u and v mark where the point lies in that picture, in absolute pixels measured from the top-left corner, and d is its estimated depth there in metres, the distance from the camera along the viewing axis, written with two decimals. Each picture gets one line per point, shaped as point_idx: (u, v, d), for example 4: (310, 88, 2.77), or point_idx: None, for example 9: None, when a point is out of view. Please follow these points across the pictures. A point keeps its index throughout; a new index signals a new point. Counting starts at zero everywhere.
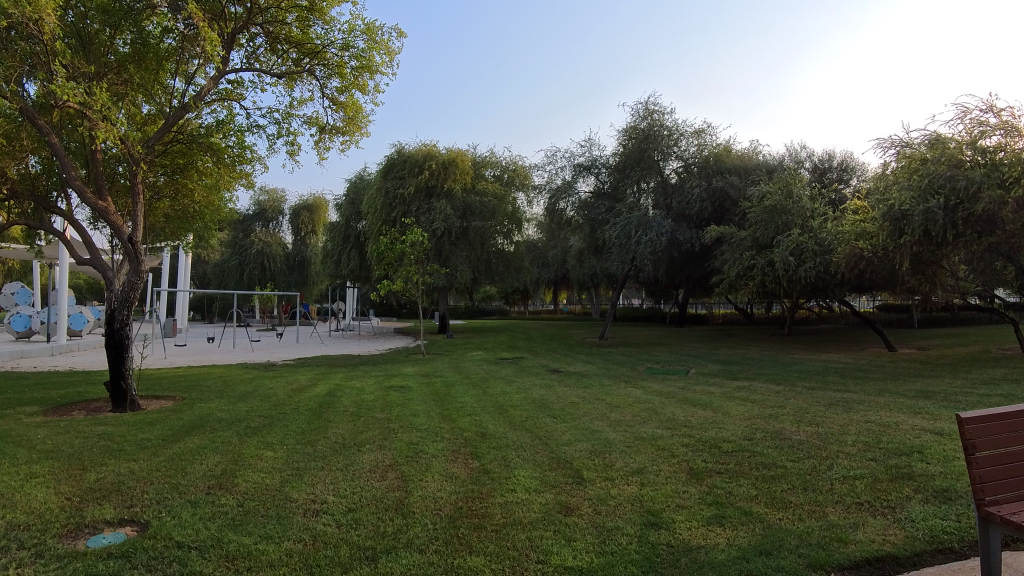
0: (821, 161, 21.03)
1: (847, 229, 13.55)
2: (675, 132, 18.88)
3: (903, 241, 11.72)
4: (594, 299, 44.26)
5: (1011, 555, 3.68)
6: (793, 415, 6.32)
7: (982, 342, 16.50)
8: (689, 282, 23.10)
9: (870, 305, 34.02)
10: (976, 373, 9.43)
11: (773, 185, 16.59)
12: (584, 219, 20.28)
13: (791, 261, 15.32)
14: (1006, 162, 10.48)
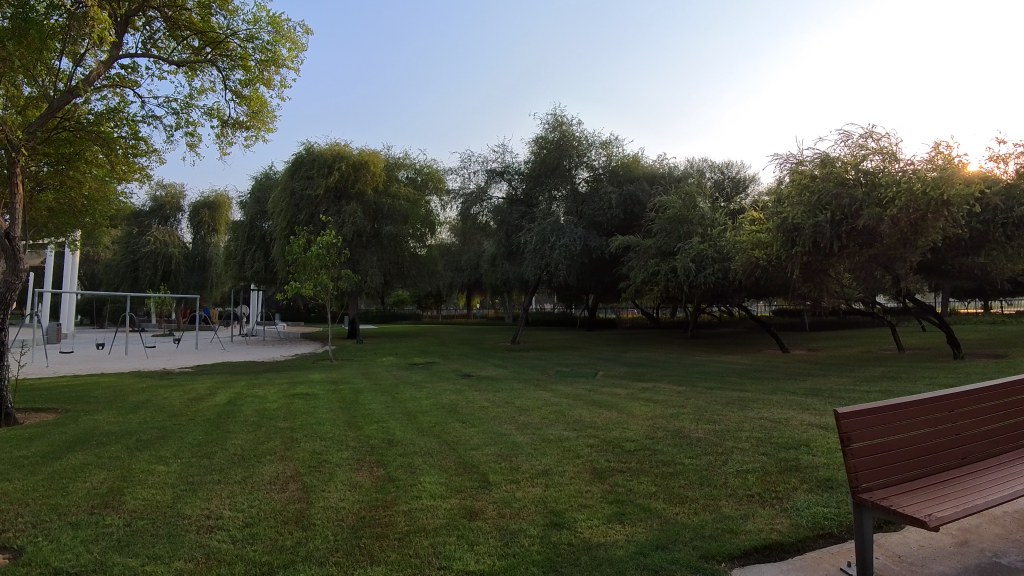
0: (722, 175, 22.05)
1: (745, 239, 14.28)
2: (585, 143, 19.41)
3: (794, 251, 12.48)
4: (508, 304, 44.61)
5: (883, 536, 3.99)
6: (692, 414, 6.48)
7: (864, 345, 17.81)
8: (600, 288, 23.68)
9: (765, 310, 36.22)
10: (857, 372, 10.10)
11: (677, 194, 17.29)
12: (499, 224, 20.39)
13: (692, 267, 16.02)
14: (884, 183, 11.39)
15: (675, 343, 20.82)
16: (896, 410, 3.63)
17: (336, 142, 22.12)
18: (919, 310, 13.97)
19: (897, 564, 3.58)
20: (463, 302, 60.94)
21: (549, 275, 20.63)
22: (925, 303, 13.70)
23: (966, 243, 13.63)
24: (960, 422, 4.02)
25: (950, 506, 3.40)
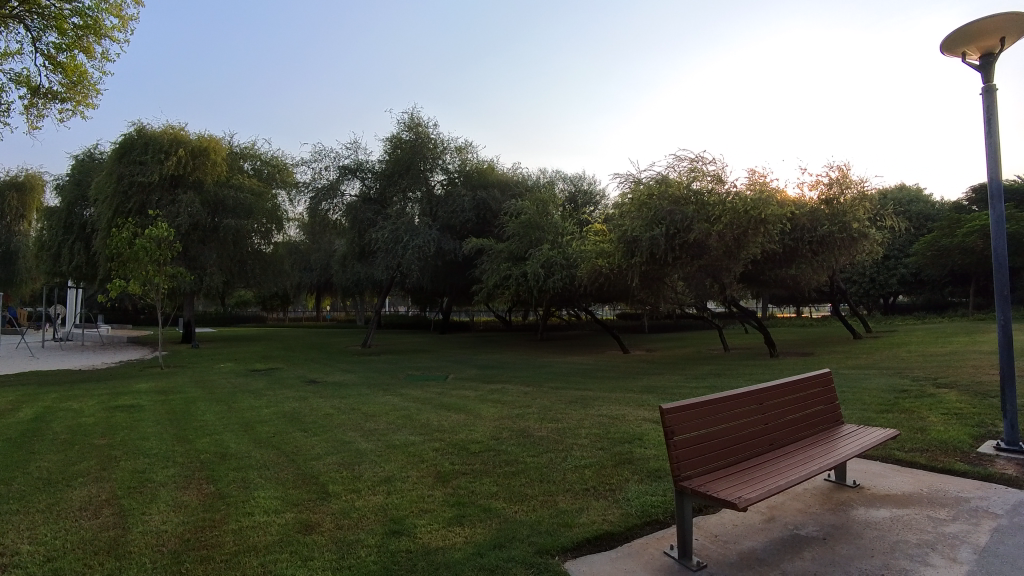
0: (574, 187, 23.48)
1: (589, 249, 15.05)
2: (441, 146, 19.58)
3: (634, 261, 13.33)
4: (361, 307, 43.40)
5: (703, 519, 4.35)
6: (537, 413, 6.57)
7: (694, 345, 19.35)
8: (454, 290, 23.85)
9: (610, 315, 38.40)
10: (688, 370, 10.88)
11: (530, 201, 17.84)
12: (351, 224, 19.82)
13: (542, 273, 16.52)
14: (712, 203, 12.53)
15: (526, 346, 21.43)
16: (713, 403, 3.88)
17: (173, 124, 20.28)
18: (742, 314, 15.43)
19: (714, 543, 3.94)
20: (314, 304, 58.38)
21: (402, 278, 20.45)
22: (747, 308, 15.13)
23: (780, 257, 15.24)
24: (768, 412, 4.38)
25: (758, 488, 3.65)
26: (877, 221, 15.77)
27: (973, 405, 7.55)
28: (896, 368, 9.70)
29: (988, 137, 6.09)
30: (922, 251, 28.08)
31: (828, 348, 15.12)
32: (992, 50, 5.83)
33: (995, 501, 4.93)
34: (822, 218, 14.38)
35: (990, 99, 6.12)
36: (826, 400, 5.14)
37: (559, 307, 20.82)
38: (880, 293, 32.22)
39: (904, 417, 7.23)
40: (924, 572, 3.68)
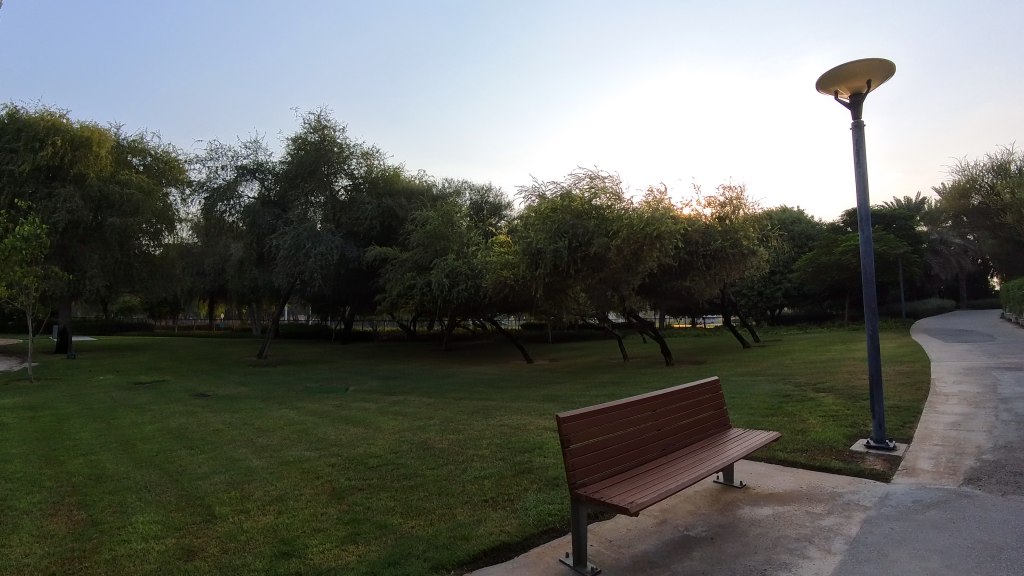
0: (480, 198, 23.73)
1: (494, 259, 15.21)
2: (346, 150, 19.12)
3: (538, 273, 13.55)
4: (259, 315, 41.42)
5: (598, 525, 4.43)
6: (438, 425, 6.52)
7: (595, 354, 19.90)
8: (356, 298, 23.36)
9: (515, 324, 38.86)
10: (588, 378, 11.16)
11: (435, 211, 17.84)
12: (248, 227, 18.82)
13: (446, 283, 16.58)
14: (612, 218, 13.04)
15: (430, 356, 21.27)
16: (608, 411, 3.97)
17: (50, 111, 18.61)
18: (640, 324, 16.03)
19: (608, 548, 4.01)
20: (207, 312, 55.23)
21: (300, 285, 19.87)
22: (645, 318, 15.74)
23: (676, 270, 15.99)
24: (661, 419, 4.54)
25: (649, 493, 3.75)
26: (764, 239, 16.92)
27: (847, 407, 8.19)
28: (780, 374, 10.38)
29: (857, 166, 6.68)
30: (803, 267, 30.43)
31: (718, 356, 16.01)
32: (861, 90, 6.40)
33: (864, 495, 5.34)
34: (714, 234, 15.27)
35: (859, 133, 6.70)
36: (714, 406, 5.39)
37: (464, 317, 20.90)
38: (767, 305, 34.59)
39: (785, 420, 7.75)
40: (801, 563, 3.92)
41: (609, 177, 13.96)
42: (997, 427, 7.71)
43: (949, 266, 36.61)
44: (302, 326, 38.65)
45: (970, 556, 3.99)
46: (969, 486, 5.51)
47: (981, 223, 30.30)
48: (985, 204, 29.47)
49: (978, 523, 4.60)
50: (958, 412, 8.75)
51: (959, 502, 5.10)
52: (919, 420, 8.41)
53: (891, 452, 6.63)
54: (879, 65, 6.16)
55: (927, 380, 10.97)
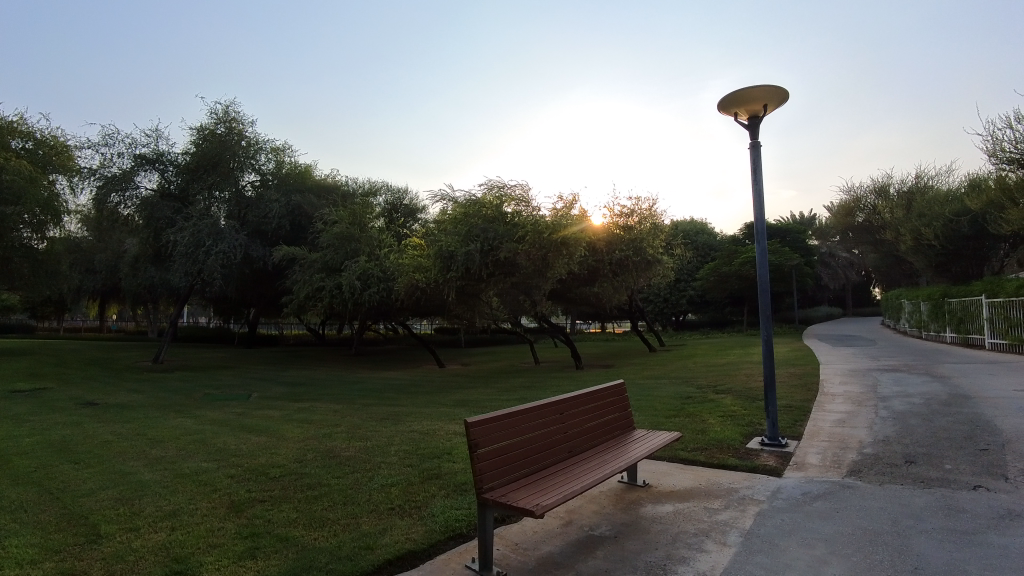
0: (395, 200, 23.60)
1: (406, 262, 15.14)
2: (255, 144, 18.43)
3: (449, 275, 13.61)
4: (154, 318, 38.98)
5: (504, 529, 4.49)
6: (346, 433, 6.40)
7: (506, 359, 20.09)
8: (261, 300, 22.49)
9: (428, 329, 38.63)
10: (501, 383, 11.26)
11: (345, 212, 17.52)
12: (145, 221, 17.72)
13: (357, 285, 16.34)
14: (522, 223, 13.32)
15: (339, 361, 20.80)
16: (515, 416, 4.01)
17: None
18: (551, 329, 16.37)
19: (514, 551, 4.06)
20: (95, 313, 51.44)
21: (201, 284, 18.90)
22: (556, 323, 16.08)
23: (586, 277, 16.43)
24: (567, 421, 4.65)
25: (554, 495, 3.82)
26: (669, 249, 17.72)
27: (744, 407, 8.68)
28: (684, 376, 10.88)
29: (754, 183, 7.12)
30: (706, 275, 32.08)
31: (626, 361, 16.55)
32: (758, 113, 6.83)
33: (757, 489, 5.68)
34: (622, 243, 15.86)
35: (756, 153, 7.14)
36: (620, 409, 5.59)
37: (375, 321, 20.54)
38: (672, 310, 36.17)
39: (687, 420, 8.14)
40: (699, 557, 4.12)
41: (521, 183, 14.24)
42: (876, 424, 8.41)
43: (836, 278, 39.65)
44: (203, 329, 36.76)
45: (850, 542, 4.35)
46: (851, 478, 5.98)
47: (863, 238, 33.07)
48: (868, 221, 32.19)
49: (858, 511, 5.01)
50: (842, 410, 9.48)
51: (842, 493, 5.53)
52: (809, 418, 9.05)
53: (783, 448, 7.09)
54: (774, 91, 6.60)
55: (815, 382, 11.81)
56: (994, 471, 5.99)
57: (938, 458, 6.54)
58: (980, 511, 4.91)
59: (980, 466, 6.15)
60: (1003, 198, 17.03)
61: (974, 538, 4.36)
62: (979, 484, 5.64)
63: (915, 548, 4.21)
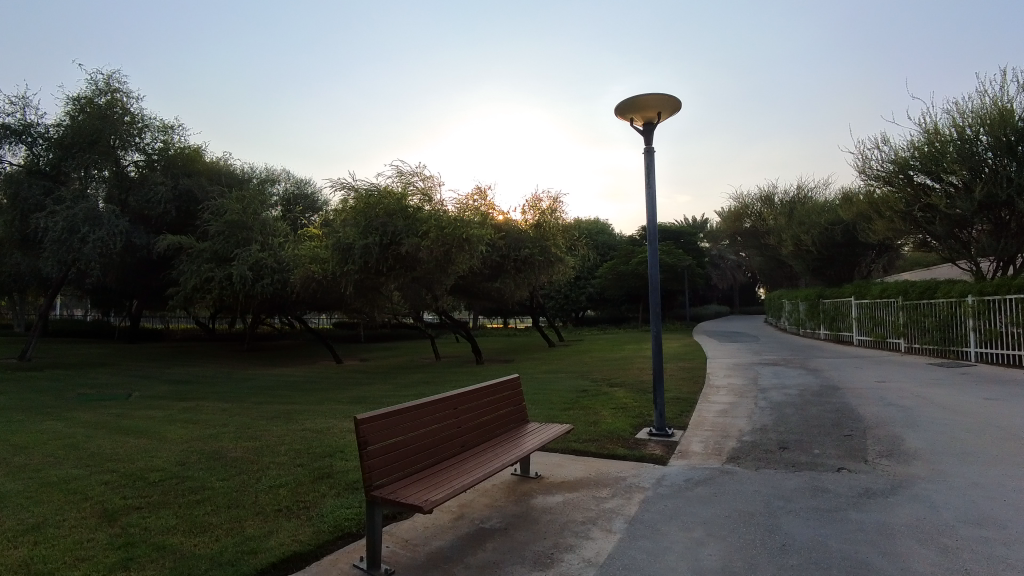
0: (293, 190, 22.96)
1: (303, 252, 14.95)
2: (139, 122, 17.22)
3: (348, 268, 13.47)
4: (18, 309, 35.49)
5: (395, 526, 4.57)
6: (234, 432, 6.22)
7: (408, 355, 20.10)
8: (145, 292, 21.15)
9: (327, 324, 37.66)
10: (399, 379, 11.26)
11: (236, 197, 16.90)
12: (9, 201, 16.13)
13: (248, 276, 15.86)
14: (424, 217, 13.39)
15: (232, 358, 20.01)
16: (406, 413, 4.10)
17: None
18: (453, 325, 16.54)
19: (404, 548, 4.16)
20: None
21: (75, 273, 17.54)
22: (456, 319, 16.27)
23: (488, 273, 16.61)
24: (460, 417, 4.79)
25: (444, 490, 3.94)
26: (571, 248, 18.32)
27: (635, 400, 9.19)
28: (580, 371, 11.32)
29: (648, 186, 7.51)
30: (606, 274, 33.33)
31: (526, 357, 16.95)
32: (652, 120, 7.19)
33: (644, 478, 6.06)
34: (526, 240, 16.25)
35: (650, 158, 7.54)
36: (514, 403, 5.81)
37: (269, 314, 19.95)
38: (573, 306, 37.34)
39: (581, 413, 8.50)
40: (586, 544, 4.38)
41: (426, 176, 14.30)
42: (755, 413, 9.14)
43: (725, 278, 42.32)
44: (75, 322, 33.94)
45: (725, 524, 4.75)
46: (730, 464, 6.51)
47: (750, 243, 35.52)
48: (754, 227, 34.56)
49: (733, 495, 5.48)
50: (726, 401, 10.22)
51: (720, 479, 6.00)
52: (695, 409, 9.70)
53: (669, 438, 7.58)
54: (667, 100, 6.99)
55: (702, 375, 12.63)
56: (855, 454, 6.70)
57: (808, 444, 7.23)
58: (841, 490, 5.50)
59: (844, 450, 6.86)
60: (870, 211, 18.85)
61: (833, 515, 4.89)
62: (842, 465, 6.30)
63: (782, 526, 4.67)
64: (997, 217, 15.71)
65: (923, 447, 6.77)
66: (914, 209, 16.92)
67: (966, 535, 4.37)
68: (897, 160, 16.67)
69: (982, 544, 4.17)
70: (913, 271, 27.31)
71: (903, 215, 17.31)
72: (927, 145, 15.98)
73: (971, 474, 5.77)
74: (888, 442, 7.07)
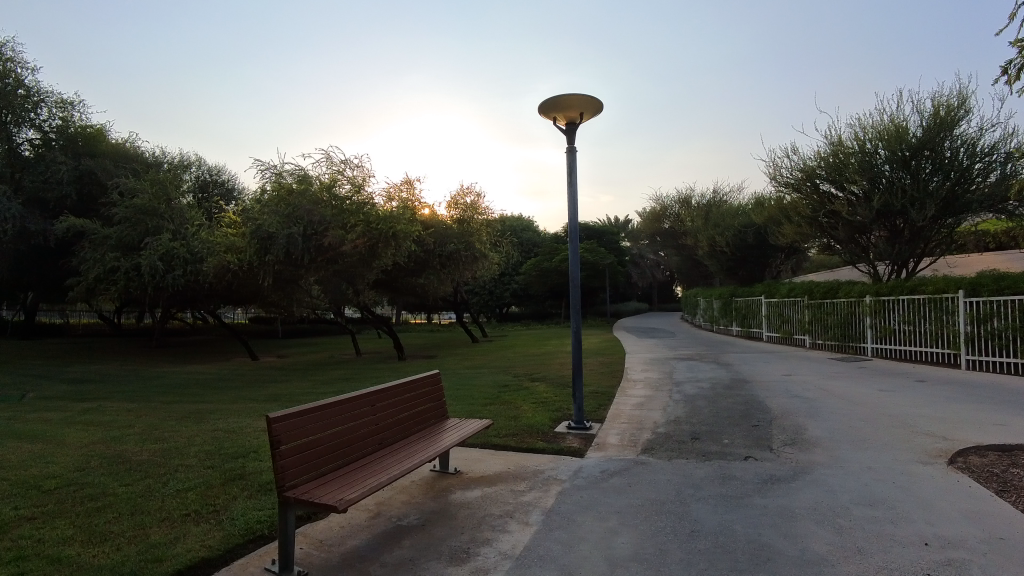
0: (207, 177, 22.01)
1: (218, 241, 14.38)
2: (35, 95, 16.27)
3: (267, 259, 13.09)
4: None
5: (310, 527, 4.56)
6: (140, 434, 5.98)
7: (328, 351, 19.74)
8: (41, 283, 19.70)
9: (243, 319, 36.39)
10: (318, 376, 11.08)
11: (147, 180, 16.06)
12: None
13: (159, 267, 15.22)
14: (350, 208, 13.19)
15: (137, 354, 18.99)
16: (321, 411, 4.09)
17: None
18: (374, 320, 16.36)
19: (317, 548, 4.17)
20: None
21: None
22: (378, 314, 16.12)
23: (412, 268, 16.54)
24: (379, 414, 4.82)
25: (359, 488, 3.96)
26: (495, 244, 18.51)
27: (555, 394, 9.45)
28: (502, 366, 11.50)
29: (570, 184, 7.73)
30: (530, 270, 33.78)
31: (449, 353, 17.01)
32: (574, 120, 7.40)
33: (561, 470, 6.27)
34: (451, 236, 16.33)
35: (572, 158, 7.74)
36: (434, 399, 5.89)
37: (180, 308, 19.09)
38: (498, 303, 37.59)
39: (501, 408, 8.66)
40: (502, 537, 4.51)
41: (355, 165, 14.11)
42: (669, 406, 9.59)
43: (644, 277, 43.81)
44: None
45: (638, 513, 5.00)
46: (644, 455, 6.82)
47: (668, 242, 36.94)
48: (672, 228, 35.98)
49: (645, 485, 5.76)
50: (642, 394, 10.66)
51: (634, 469, 6.29)
52: (612, 402, 10.07)
53: (587, 431, 7.84)
54: (590, 102, 7.20)
55: (621, 370, 13.10)
56: (762, 443, 7.17)
57: (718, 434, 7.67)
58: (747, 477, 5.90)
59: (751, 439, 7.33)
60: (780, 215, 20.03)
61: (739, 500, 5.23)
62: (748, 454, 6.73)
63: (691, 513, 4.96)
64: (892, 224, 17.02)
65: (823, 435, 7.33)
66: (819, 215, 18.07)
67: (856, 515, 4.79)
68: (805, 168, 17.75)
69: (871, 523, 4.59)
70: (817, 272, 29.21)
71: (810, 220, 18.46)
72: (832, 155, 17.12)
73: (863, 459, 6.31)
74: (791, 431, 7.61)
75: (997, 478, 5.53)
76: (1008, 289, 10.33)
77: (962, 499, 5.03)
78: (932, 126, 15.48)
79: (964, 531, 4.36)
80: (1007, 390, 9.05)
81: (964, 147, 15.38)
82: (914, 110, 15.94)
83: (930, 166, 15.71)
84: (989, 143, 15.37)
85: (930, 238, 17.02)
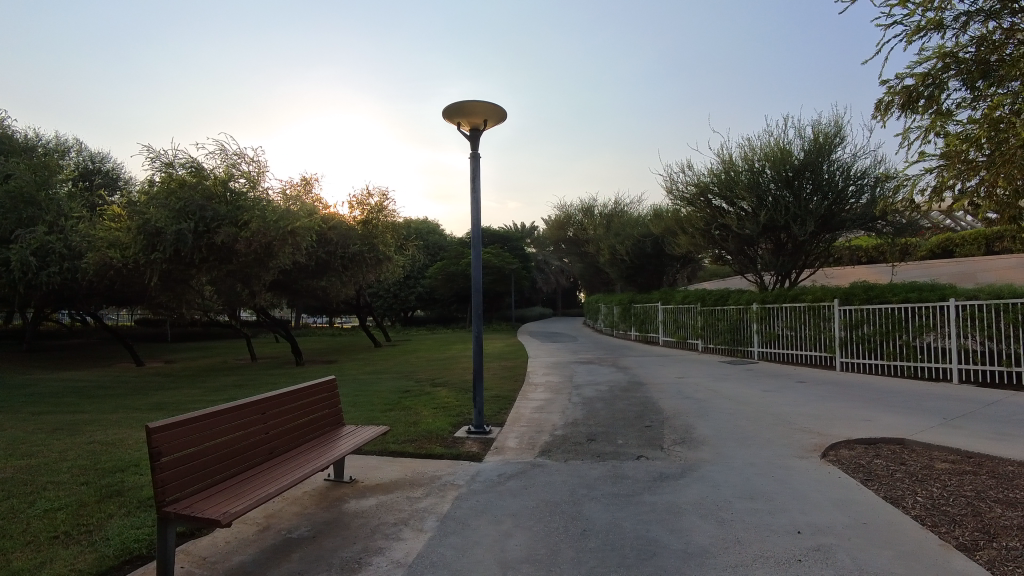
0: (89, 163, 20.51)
1: (99, 235, 13.45)
2: None
3: (154, 256, 12.39)
4: None
5: (192, 544, 4.45)
6: (3, 449, 5.55)
7: (220, 355, 18.90)
8: None
9: (125, 320, 33.95)
10: (208, 382, 10.65)
11: (22, 165, 14.75)
12: None
13: (31, 263, 14.08)
14: (245, 204, 12.74)
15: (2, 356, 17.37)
16: (206, 420, 4.00)
17: None
18: (270, 322, 15.83)
19: (200, 566, 4.08)
20: None
21: None
22: (275, 316, 15.60)
23: (313, 269, 16.12)
24: (270, 422, 4.76)
25: (246, 500, 3.92)
26: (400, 246, 18.42)
27: (456, 399, 9.58)
28: (404, 371, 11.50)
29: (473, 189, 7.88)
30: (435, 273, 33.77)
31: (350, 357, 16.72)
32: (478, 126, 7.56)
33: (458, 475, 6.41)
34: (354, 237, 16.11)
35: (476, 163, 7.89)
36: (329, 405, 5.86)
37: (53, 307, 17.66)
38: (403, 306, 37.21)
39: (402, 414, 8.68)
40: (396, 545, 4.60)
41: (253, 159, 13.64)
42: (568, 409, 9.97)
43: (549, 282, 44.78)
44: None
45: (532, 515, 5.24)
46: (542, 458, 7.09)
47: (572, 250, 38.06)
48: (576, 236, 37.10)
49: (541, 487, 6.01)
50: (542, 397, 11.00)
51: (530, 472, 6.54)
52: (513, 406, 10.32)
53: (486, 435, 8.03)
54: (492, 108, 7.36)
55: (523, 373, 13.42)
56: (653, 442, 7.64)
57: (612, 435, 8.08)
58: (637, 476, 6.29)
59: (643, 439, 7.79)
60: (676, 226, 21.17)
61: (629, 498, 5.59)
62: (640, 454, 7.16)
63: (583, 513, 5.25)
64: (777, 238, 18.41)
65: (709, 434, 7.90)
66: (711, 227, 19.25)
67: (737, 507, 5.25)
68: (699, 184, 18.85)
69: (748, 515, 5.06)
70: (710, 281, 31.01)
71: (702, 232, 19.60)
72: (723, 172, 18.28)
73: (744, 455, 6.88)
74: (681, 430, 8.15)
75: (863, 469, 6.21)
76: (875, 297, 11.43)
77: (828, 490, 5.63)
78: (812, 150, 16.97)
79: (831, 519, 4.89)
80: (871, 389, 10.08)
81: (839, 171, 16.99)
82: (796, 135, 17.37)
83: (810, 186, 17.17)
84: (861, 168, 17.06)
85: (810, 251, 18.54)
